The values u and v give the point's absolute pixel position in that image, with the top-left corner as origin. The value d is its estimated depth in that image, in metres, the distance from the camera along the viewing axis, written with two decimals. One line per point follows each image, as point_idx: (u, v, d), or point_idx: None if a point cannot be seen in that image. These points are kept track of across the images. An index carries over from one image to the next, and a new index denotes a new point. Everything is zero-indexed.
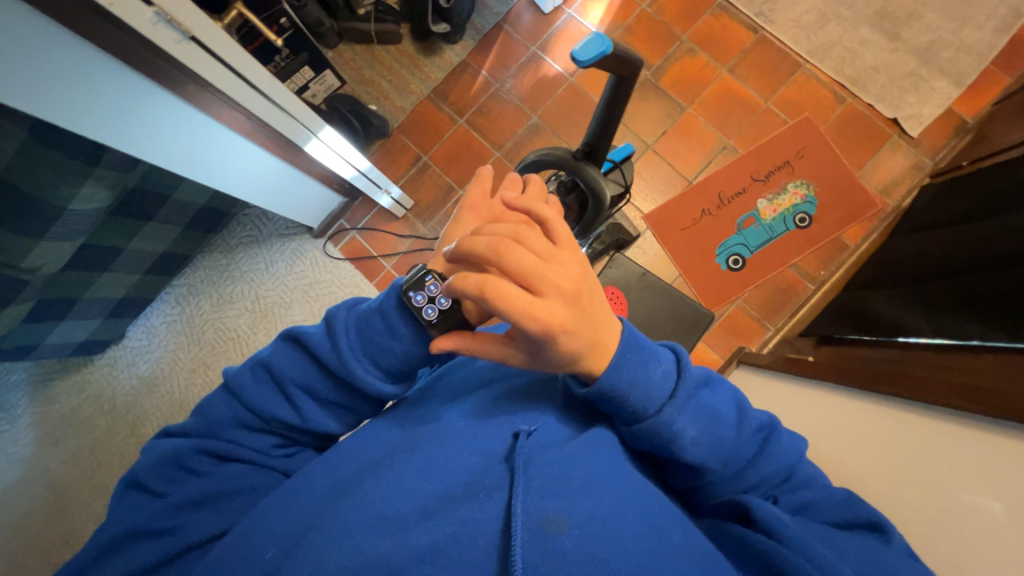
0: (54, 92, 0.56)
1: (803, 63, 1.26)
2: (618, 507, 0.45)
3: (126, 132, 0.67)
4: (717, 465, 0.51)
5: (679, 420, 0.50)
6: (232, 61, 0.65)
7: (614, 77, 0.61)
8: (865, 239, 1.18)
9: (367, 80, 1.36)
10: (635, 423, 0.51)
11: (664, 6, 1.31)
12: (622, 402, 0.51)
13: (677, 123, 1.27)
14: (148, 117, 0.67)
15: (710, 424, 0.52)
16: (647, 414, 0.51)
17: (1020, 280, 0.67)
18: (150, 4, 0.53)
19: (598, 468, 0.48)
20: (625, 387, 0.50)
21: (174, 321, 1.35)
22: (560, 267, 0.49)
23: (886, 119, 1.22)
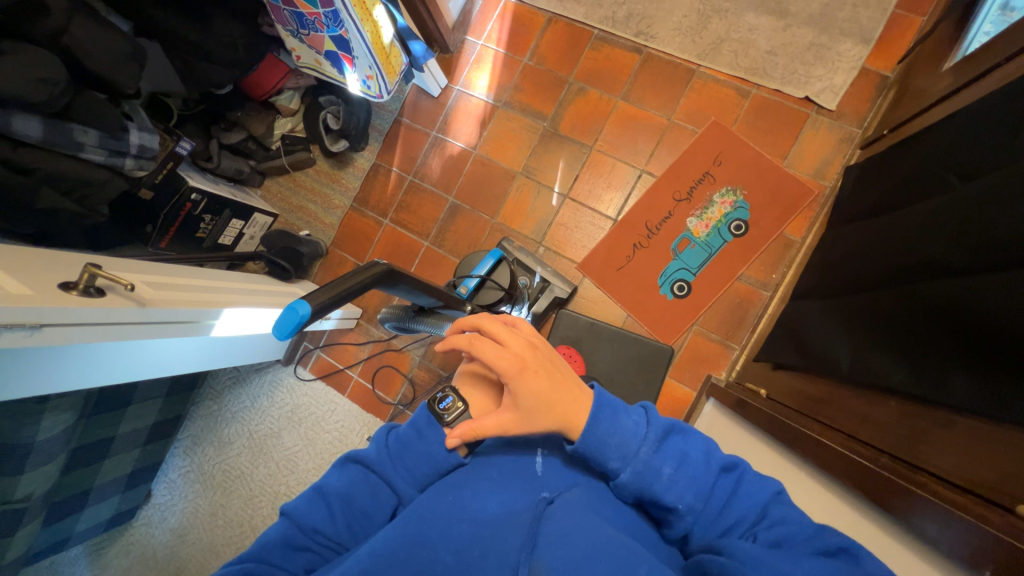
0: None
1: (697, 68, 1.21)
2: (590, 547, 0.42)
3: (53, 375, 0.73)
4: (695, 504, 0.49)
5: (655, 460, 0.50)
6: (103, 318, 0.65)
7: (379, 288, 0.61)
8: (809, 230, 1.10)
9: (296, 206, 1.44)
10: (619, 470, 0.50)
11: (545, 56, 1.31)
12: (604, 451, 0.51)
13: (587, 164, 1.26)
14: (69, 357, 0.72)
15: (683, 464, 0.51)
16: (630, 459, 0.50)
17: (916, 296, 0.62)
18: None
19: (587, 512, 0.47)
20: (602, 437, 0.51)
21: (188, 472, 1.45)
22: (513, 331, 0.56)
23: (798, 99, 1.15)
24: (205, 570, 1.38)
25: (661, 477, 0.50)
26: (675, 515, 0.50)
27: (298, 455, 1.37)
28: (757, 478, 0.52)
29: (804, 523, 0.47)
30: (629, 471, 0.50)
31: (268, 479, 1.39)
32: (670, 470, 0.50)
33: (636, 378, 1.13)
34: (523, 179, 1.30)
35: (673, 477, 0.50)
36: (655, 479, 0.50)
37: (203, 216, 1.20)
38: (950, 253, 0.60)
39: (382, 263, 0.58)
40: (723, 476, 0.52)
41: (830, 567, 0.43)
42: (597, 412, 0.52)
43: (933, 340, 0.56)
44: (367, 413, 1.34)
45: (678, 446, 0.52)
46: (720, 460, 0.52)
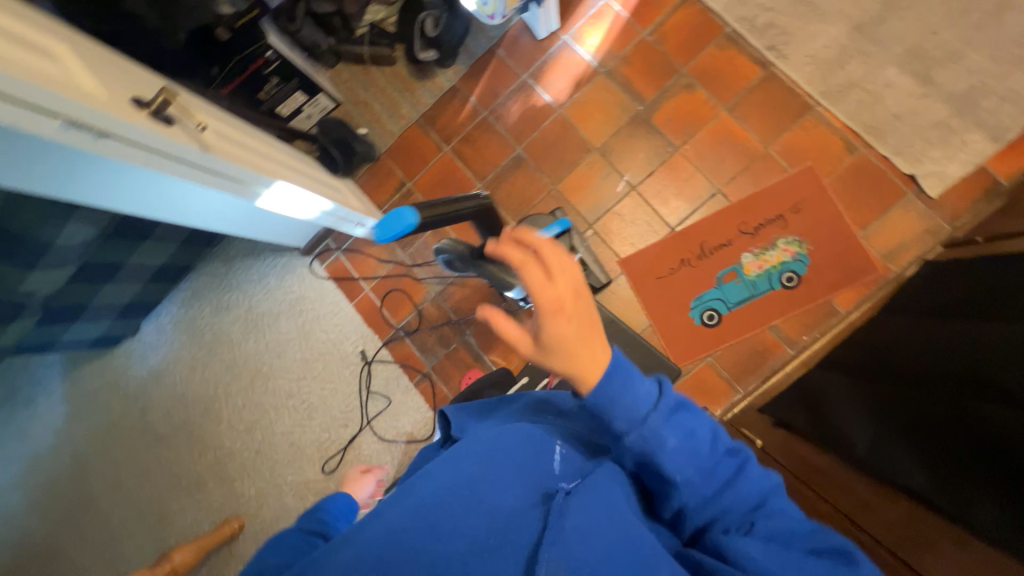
0: (25, 170, 0.62)
1: (815, 105, 1.14)
2: (609, 547, 0.45)
3: (100, 189, 0.71)
4: (694, 478, 0.51)
5: (662, 430, 0.50)
6: (167, 148, 0.63)
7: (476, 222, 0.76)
8: (857, 306, 1.08)
9: (361, 101, 1.37)
10: (626, 434, 0.50)
11: (666, 36, 1.22)
12: (612, 411, 0.50)
13: (666, 163, 1.21)
14: (120, 179, 0.71)
15: (688, 438, 0.51)
16: (638, 425, 0.50)
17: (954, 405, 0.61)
18: (57, 114, 0.51)
19: (604, 504, 0.49)
20: (613, 399, 0.50)
21: (180, 322, 1.47)
22: (567, 269, 0.50)
23: (903, 174, 1.09)
24: (173, 415, 1.45)
25: (665, 451, 0.50)
26: (675, 492, 0.51)
27: (290, 343, 1.39)
28: (755, 470, 0.54)
29: (800, 522, 0.53)
30: (634, 436, 0.49)
31: (254, 355, 1.41)
32: (673, 439, 0.50)
33: None
34: (597, 155, 1.24)
35: (672, 448, 0.50)
36: (658, 451, 0.50)
37: (270, 78, 1.15)
38: (1009, 374, 0.57)
39: (482, 196, 0.71)
40: (725, 458, 0.53)
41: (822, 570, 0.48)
42: (612, 374, 0.49)
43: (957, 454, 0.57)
44: (368, 327, 1.35)
45: (681, 418, 0.52)
46: (718, 446, 0.53)
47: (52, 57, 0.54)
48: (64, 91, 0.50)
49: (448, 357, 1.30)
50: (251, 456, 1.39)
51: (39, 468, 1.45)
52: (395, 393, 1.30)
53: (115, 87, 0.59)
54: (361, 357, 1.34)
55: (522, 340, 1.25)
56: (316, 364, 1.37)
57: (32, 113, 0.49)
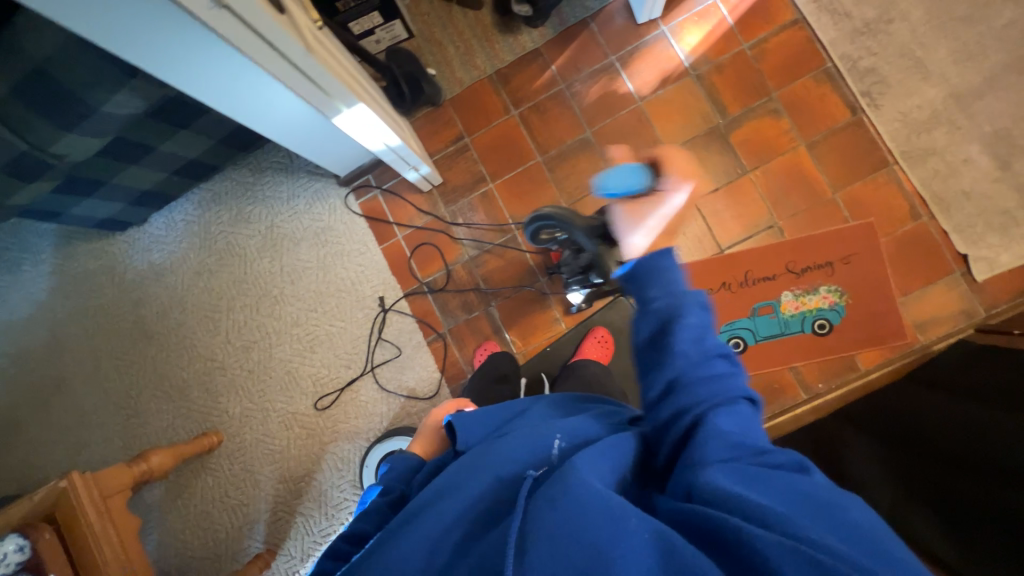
0: (110, 7, 0.54)
1: (892, 164, 1.13)
2: (583, 507, 0.39)
3: (172, 54, 0.65)
4: (692, 357, 0.48)
5: (687, 311, 0.51)
6: (273, 37, 0.57)
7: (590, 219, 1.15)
8: (879, 367, 1.11)
9: (435, 40, 1.29)
10: (654, 300, 0.53)
11: (765, 54, 1.19)
12: (651, 282, 0.54)
13: (732, 184, 1.19)
14: (193, 53, 0.65)
15: (699, 334, 0.50)
16: (673, 296, 0.52)
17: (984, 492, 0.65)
18: None
19: (589, 468, 0.44)
20: (659, 274, 0.54)
21: (192, 223, 1.39)
22: None
23: (956, 252, 1.10)
24: (166, 315, 1.39)
25: (682, 329, 0.50)
26: (661, 367, 0.49)
27: (306, 271, 1.34)
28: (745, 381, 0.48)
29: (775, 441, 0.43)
30: (664, 302, 0.52)
31: (265, 275, 1.36)
32: (686, 319, 0.51)
33: None
34: None
35: (683, 325, 0.50)
36: (676, 327, 0.50)
37: None
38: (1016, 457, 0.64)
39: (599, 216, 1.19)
40: (718, 360, 0.49)
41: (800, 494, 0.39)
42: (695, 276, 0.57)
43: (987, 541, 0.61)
44: (392, 275, 1.31)
45: (704, 318, 0.51)
46: (719, 352, 0.49)
47: None
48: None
49: (467, 324, 1.27)
50: (242, 375, 1.35)
51: (14, 336, 1.38)
52: (406, 347, 1.28)
53: None
54: (379, 303, 1.31)
55: (546, 325, 1.25)
56: (330, 300, 1.32)
57: None
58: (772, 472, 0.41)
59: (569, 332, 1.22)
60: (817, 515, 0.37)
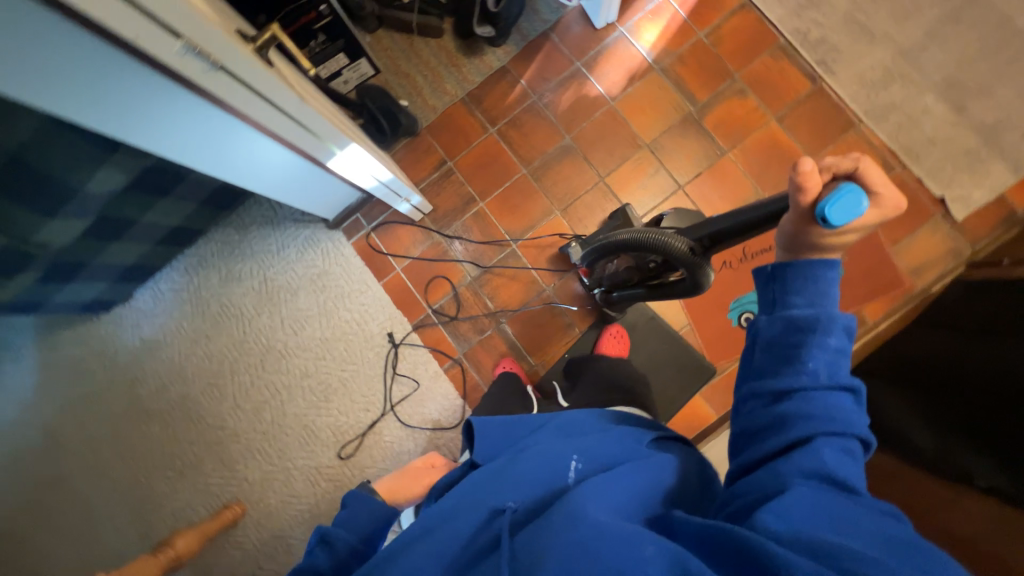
0: (103, 102, 0.54)
1: (858, 124, 1.19)
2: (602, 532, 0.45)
3: (165, 132, 0.64)
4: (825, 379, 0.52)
5: (830, 334, 0.53)
6: (267, 91, 0.57)
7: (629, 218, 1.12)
8: (885, 318, 1.15)
9: (402, 72, 1.31)
10: (798, 306, 0.55)
11: (721, 40, 1.24)
12: (798, 286, 0.55)
13: (713, 166, 1.23)
14: (186, 124, 0.64)
15: (835, 356, 0.53)
16: (818, 307, 0.54)
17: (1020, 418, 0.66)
18: (178, 35, 0.44)
19: (599, 499, 0.50)
20: (809, 275, 0.55)
21: (181, 291, 1.34)
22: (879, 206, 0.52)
23: (933, 196, 1.16)
24: (167, 391, 1.33)
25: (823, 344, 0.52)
26: (784, 375, 0.53)
27: (308, 321, 1.31)
28: (856, 417, 0.52)
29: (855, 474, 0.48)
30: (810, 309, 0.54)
31: (265, 331, 1.32)
32: (828, 334, 0.53)
33: (671, 383, 1.18)
34: (646, 152, 1.25)
35: (823, 335, 0.52)
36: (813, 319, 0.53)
37: (317, 34, 1.07)
38: None
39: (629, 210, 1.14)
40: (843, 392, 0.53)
41: (880, 526, 0.42)
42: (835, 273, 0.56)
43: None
44: (397, 309, 1.30)
45: (842, 343, 0.54)
46: (842, 380, 0.53)
47: None
48: (192, 10, 0.43)
49: (481, 344, 1.26)
50: (257, 438, 1.30)
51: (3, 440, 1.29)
52: (423, 379, 1.26)
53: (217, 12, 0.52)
54: (388, 339, 1.28)
55: (560, 332, 1.25)
56: (337, 345, 1.30)
57: (156, 31, 0.42)
58: (855, 506, 0.45)
59: (584, 335, 1.23)
60: (880, 541, 0.41)
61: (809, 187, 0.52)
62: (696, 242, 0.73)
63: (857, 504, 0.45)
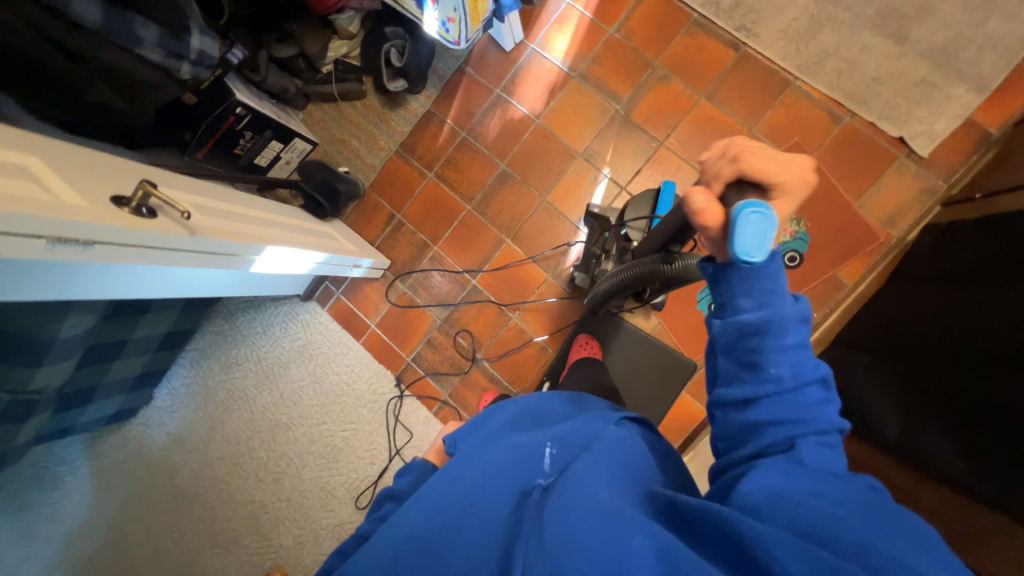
0: (28, 288, 0.62)
1: (793, 81, 1.13)
2: (586, 519, 0.41)
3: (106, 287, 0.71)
4: (790, 374, 0.44)
5: (790, 331, 0.44)
6: (159, 243, 0.63)
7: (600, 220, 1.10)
8: (864, 277, 1.08)
9: (337, 139, 1.36)
10: (746, 310, 0.44)
11: (633, 30, 1.21)
12: (746, 285, 0.44)
13: (652, 159, 1.20)
14: (123, 278, 0.71)
15: (801, 346, 0.45)
16: (768, 309, 0.44)
17: (989, 384, 0.62)
18: (41, 235, 0.50)
19: (593, 482, 0.46)
20: (757, 274, 0.44)
21: (192, 383, 1.46)
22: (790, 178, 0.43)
23: (891, 138, 1.08)
24: (199, 477, 1.44)
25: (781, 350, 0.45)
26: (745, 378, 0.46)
27: (304, 389, 1.39)
28: (827, 407, 0.45)
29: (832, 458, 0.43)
30: (760, 313, 0.44)
31: (271, 406, 1.41)
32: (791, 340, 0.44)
33: (654, 385, 1.13)
34: (582, 161, 1.23)
35: (783, 340, 0.44)
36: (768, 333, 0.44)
37: (243, 132, 1.12)
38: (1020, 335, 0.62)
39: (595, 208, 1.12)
40: (814, 385, 0.45)
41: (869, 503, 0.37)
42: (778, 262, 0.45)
43: (995, 431, 0.58)
44: (380, 364, 1.35)
45: (802, 336, 0.45)
46: (810, 377, 0.45)
47: (30, 177, 0.54)
48: (59, 213, 0.50)
49: (463, 382, 1.30)
50: (284, 505, 1.38)
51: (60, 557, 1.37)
52: (416, 425, 1.31)
53: (93, 191, 0.59)
54: (379, 393, 1.34)
55: (535, 355, 1.26)
56: (334, 408, 1.37)
57: (16, 240, 0.48)
58: (835, 482, 0.39)
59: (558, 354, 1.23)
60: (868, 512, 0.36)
61: (712, 222, 0.43)
62: (665, 258, 0.81)
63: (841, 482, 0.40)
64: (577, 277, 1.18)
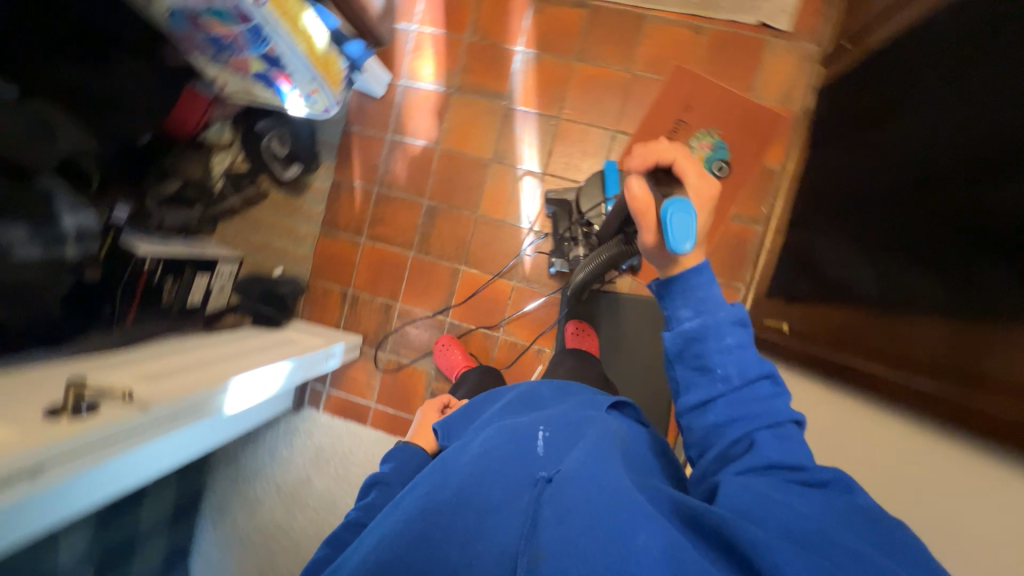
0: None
1: (646, 13, 1.17)
2: (589, 514, 0.42)
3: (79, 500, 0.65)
4: (734, 380, 0.50)
5: (729, 336, 0.51)
6: (114, 435, 0.59)
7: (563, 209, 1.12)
8: (788, 157, 1.12)
9: (259, 246, 1.31)
10: (688, 319, 0.53)
11: (487, 29, 1.23)
12: (687, 296, 0.54)
13: (558, 135, 1.21)
14: (92, 485, 0.66)
15: (743, 348, 0.51)
16: (705, 315, 0.52)
17: (941, 209, 0.63)
18: None
19: (592, 474, 0.46)
20: (691, 286, 0.54)
21: (213, 550, 1.29)
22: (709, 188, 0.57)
23: (754, 25, 1.13)
24: None
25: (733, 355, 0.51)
26: (700, 381, 0.52)
27: (335, 495, 1.31)
28: (777, 404, 0.50)
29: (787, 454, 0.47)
30: (699, 320, 0.52)
31: (309, 529, 1.30)
32: (735, 338, 0.51)
33: (654, 340, 1.14)
34: (496, 164, 1.24)
35: (722, 338, 0.51)
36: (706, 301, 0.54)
37: (163, 281, 0.97)
38: (954, 158, 0.63)
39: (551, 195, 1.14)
40: (762, 383, 0.51)
41: (811, 500, 0.42)
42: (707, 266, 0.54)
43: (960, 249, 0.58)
44: (397, 436, 1.32)
45: (742, 337, 0.52)
46: (756, 375, 0.51)
47: None
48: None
49: None
50: None
51: None
52: None
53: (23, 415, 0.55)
54: None
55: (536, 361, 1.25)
56: None
57: None
58: (789, 486, 0.44)
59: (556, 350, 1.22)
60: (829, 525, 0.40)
61: (640, 205, 0.55)
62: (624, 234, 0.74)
63: (793, 484, 0.44)
64: (557, 264, 1.15)
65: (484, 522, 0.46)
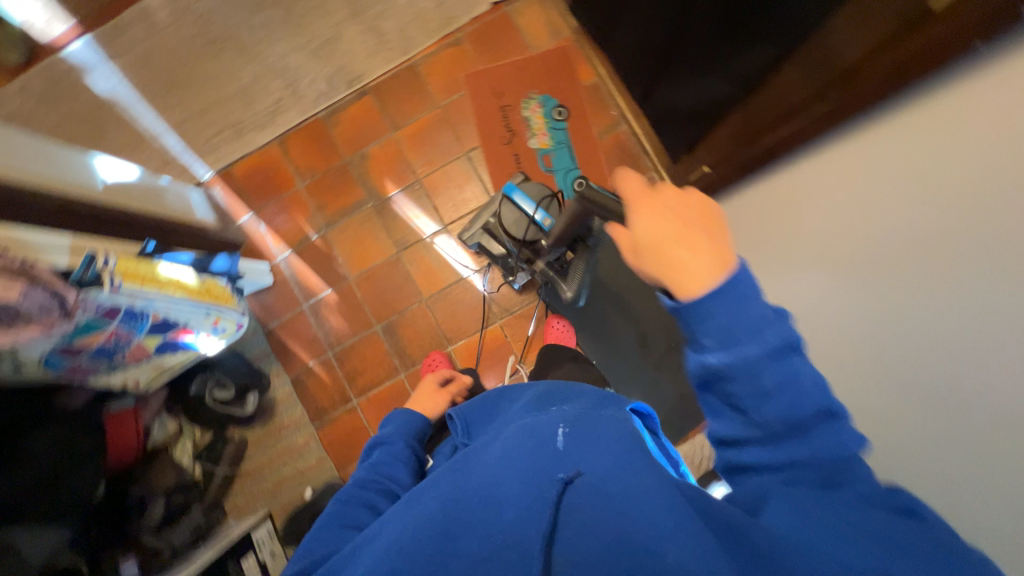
0: None
1: (413, 61, 1.28)
2: (614, 530, 0.38)
3: None
4: (783, 415, 0.39)
5: (769, 372, 0.38)
6: None
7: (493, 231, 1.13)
8: (595, 67, 1.26)
9: (275, 488, 1.21)
10: (709, 347, 0.40)
11: (310, 166, 1.29)
12: (705, 321, 0.40)
13: (429, 190, 1.27)
14: None
15: (793, 382, 0.38)
16: (733, 348, 0.39)
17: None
18: None
19: (611, 473, 0.44)
20: (709, 313, 0.40)
21: None
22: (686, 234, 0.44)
23: (491, 8, 1.28)
24: None
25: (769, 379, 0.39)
26: (737, 412, 0.41)
27: None
28: (842, 433, 0.39)
29: (848, 482, 0.38)
30: (722, 352, 0.39)
31: None
32: (774, 369, 0.38)
33: None
34: (405, 251, 1.26)
35: (744, 370, 0.39)
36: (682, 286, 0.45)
37: None
38: None
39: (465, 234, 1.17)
40: (820, 414, 0.39)
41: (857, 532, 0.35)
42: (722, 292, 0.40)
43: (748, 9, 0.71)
44: None
45: (790, 369, 0.38)
46: (820, 407, 0.38)
47: None
48: None
49: None
50: None
51: None
52: None
53: None
54: None
55: None
56: None
57: None
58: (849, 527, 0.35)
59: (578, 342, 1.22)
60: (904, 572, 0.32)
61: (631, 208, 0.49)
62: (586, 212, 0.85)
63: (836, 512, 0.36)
64: (516, 279, 1.17)
65: (506, 514, 0.43)
